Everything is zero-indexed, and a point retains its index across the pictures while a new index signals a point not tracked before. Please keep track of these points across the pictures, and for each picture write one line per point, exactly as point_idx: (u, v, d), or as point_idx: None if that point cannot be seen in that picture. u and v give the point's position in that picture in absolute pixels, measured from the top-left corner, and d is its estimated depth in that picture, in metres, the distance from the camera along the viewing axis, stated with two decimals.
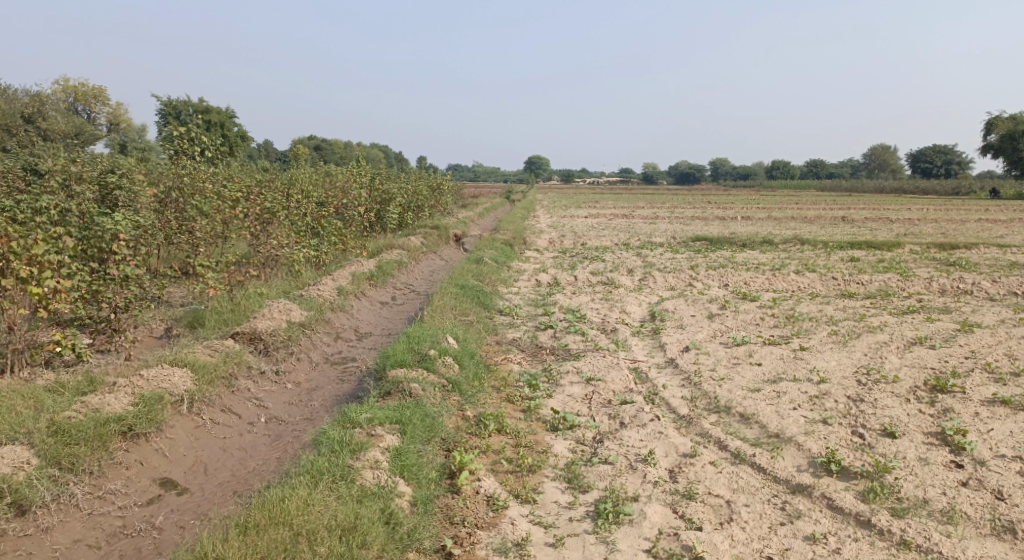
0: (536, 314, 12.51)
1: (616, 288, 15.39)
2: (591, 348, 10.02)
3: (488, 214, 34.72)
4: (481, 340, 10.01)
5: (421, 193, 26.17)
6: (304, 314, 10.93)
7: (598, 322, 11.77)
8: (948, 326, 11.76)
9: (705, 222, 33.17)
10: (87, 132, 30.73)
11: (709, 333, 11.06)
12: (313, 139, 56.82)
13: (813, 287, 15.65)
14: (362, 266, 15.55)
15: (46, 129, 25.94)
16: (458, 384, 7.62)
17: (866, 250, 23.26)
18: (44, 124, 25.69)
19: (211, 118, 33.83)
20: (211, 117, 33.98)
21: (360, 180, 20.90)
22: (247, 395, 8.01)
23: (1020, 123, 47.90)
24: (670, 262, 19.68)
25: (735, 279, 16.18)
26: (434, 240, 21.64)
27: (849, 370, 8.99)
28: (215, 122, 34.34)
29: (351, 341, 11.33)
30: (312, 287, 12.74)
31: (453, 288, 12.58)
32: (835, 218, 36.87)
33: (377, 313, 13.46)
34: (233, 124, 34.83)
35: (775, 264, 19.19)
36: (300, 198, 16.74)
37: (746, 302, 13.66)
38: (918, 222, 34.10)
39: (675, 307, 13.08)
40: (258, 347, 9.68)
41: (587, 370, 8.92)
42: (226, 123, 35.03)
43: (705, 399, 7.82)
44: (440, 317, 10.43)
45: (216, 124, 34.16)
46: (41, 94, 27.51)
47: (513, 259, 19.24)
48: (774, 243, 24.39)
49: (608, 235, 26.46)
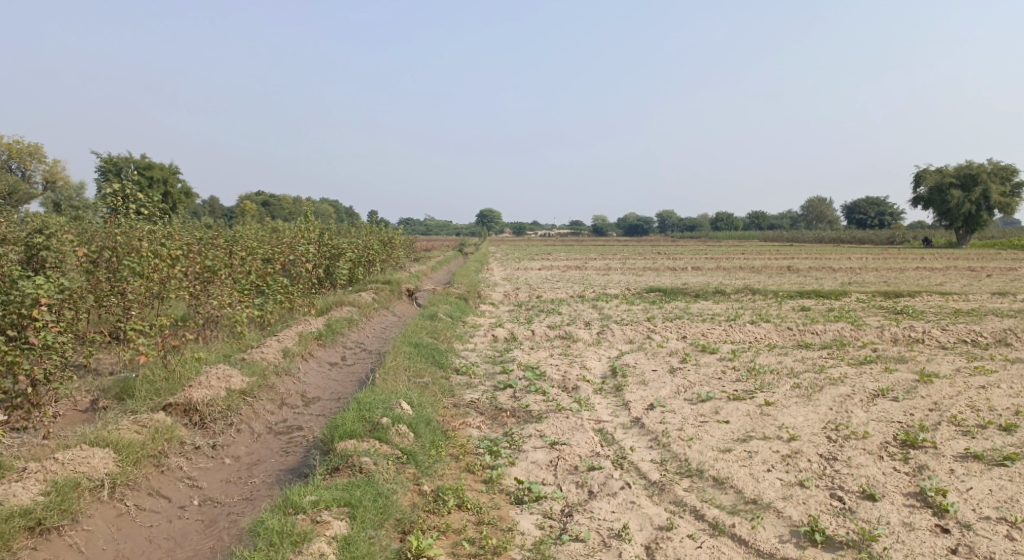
0: (494, 372, 12.06)
1: (574, 342, 15.07)
2: (553, 408, 9.59)
3: (440, 267, 34.33)
4: (437, 403, 9.50)
5: (371, 247, 25.66)
6: (246, 380, 10.33)
7: (558, 379, 11.36)
8: (907, 376, 11.67)
9: (656, 273, 33.30)
10: (22, 191, 29.57)
11: (673, 389, 10.75)
12: (261, 194, 55.99)
13: (770, 337, 15.55)
14: (310, 325, 14.93)
15: None
16: (413, 455, 7.10)
17: (815, 299, 23.48)
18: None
19: (154, 174, 32.96)
20: (154, 173, 33.11)
21: (308, 236, 20.34)
22: (178, 476, 7.53)
23: (947, 175, 49.89)
24: (626, 314, 19.49)
25: (692, 331, 16.00)
26: (385, 295, 21.09)
27: (818, 425, 8.74)
28: (158, 179, 33.47)
29: (298, 407, 10.76)
30: (255, 350, 12.09)
31: (406, 346, 12.06)
32: (780, 267, 37.44)
33: (326, 375, 12.85)
34: (178, 181, 34.00)
35: (729, 314, 19.14)
36: (244, 256, 16.14)
37: (705, 355, 13.44)
38: (859, 271, 34.83)
39: (635, 362, 12.78)
40: (193, 420, 9.13)
41: (550, 433, 8.48)
42: (170, 180, 34.17)
43: (676, 462, 7.45)
44: (393, 380, 9.90)
45: (158, 181, 33.28)
46: None
47: (467, 314, 18.79)
48: (726, 294, 24.47)
49: (562, 287, 26.25)
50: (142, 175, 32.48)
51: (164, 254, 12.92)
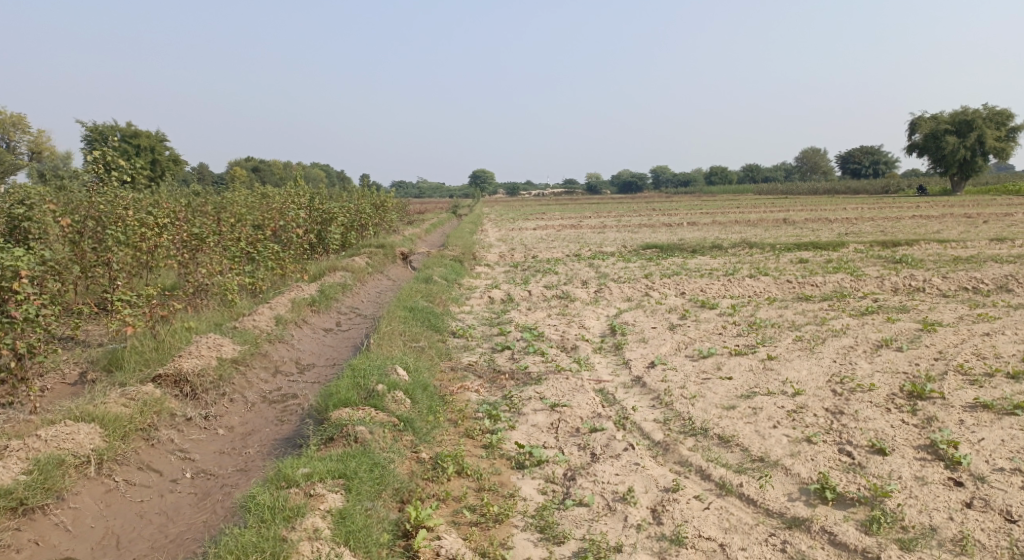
0: (491, 334, 11.86)
1: (572, 301, 14.86)
2: (552, 370, 9.40)
3: (435, 230, 34.01)
4: (433, 367, 9.30)
5: (364, 211, 25.29)
6: (237, 349, 10.09)
7: (556, 340, 11.17)
8: (910, 325, 11.49)
9: (652, 230, 33.00)
10: (9, 162, 29.01)
11: (673, 347, 10.56)
12: (252, 160, 55.27)
13: (769, 291, 15.34)
14: (303, 291, 14.67)
15: None
16: (410, 421, 6.90)
17: (813, 251, 23.27)
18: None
19: (141, 143, 32.37)
20: (142, 141, 32.55)
21: (299, 201, 19.96)
22: (169, 448, 7.33)
23: (941, 122, 49.32)
24: (624, 271, 19.26)
25: (691, 287, 15.79)
26: (379, 259, 20.80)
27: (822, 379, 8.57)
28: (146, 147, 32.89)
29: (292, 375, 10.56)
30: (247, 318, 11.84)
31: (401, 310, 11.83)
32: (776, 220, 37.14)
33: (320, 342, 12.63)
34: (166, 149, 33.41)
35: (727, 269, 18.92)
36: (233, 223, 15.82)
37: (705, 311, 13.24)
38: (856, 222, 34.58)
39: (634, 320, 12.58)
40: (184, 391, 8.90)
41: (550, 395, 8.29)
42: (158, 147, 33.57)
43: (680, 422, 7.28)
44: (388, 345, 9.68)
45: (146, 149, 32.70)
46: None
47: (462, 276, 18.53)
48: (723, 248, 24.23)
49: (558, 247, 25.96)
50: (129, 144, 31.90)
51: (150, 223, 12.61)
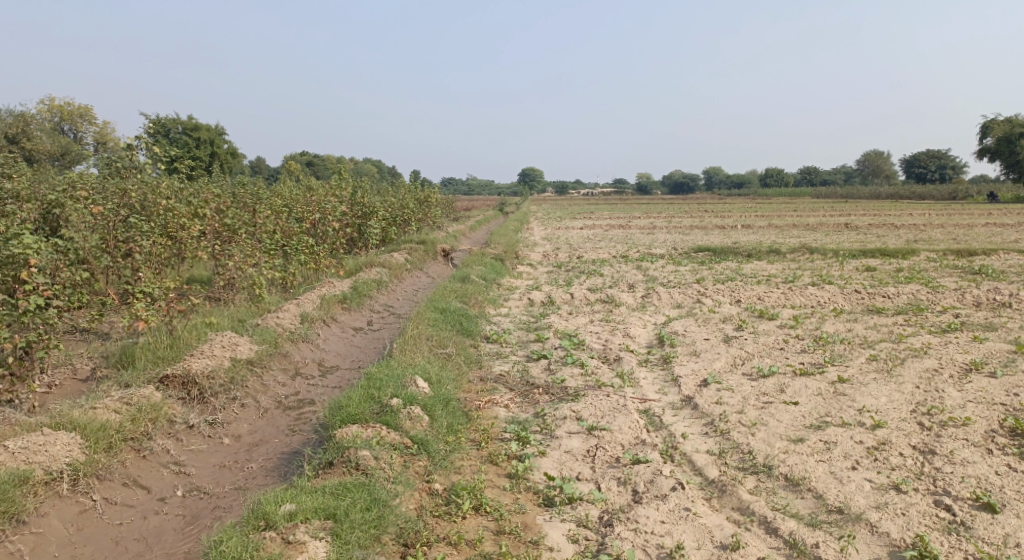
0: (528, 340, 10.94)
1: (617, 306, 13.84)
2: (591, 385, 8.43)
3: (481, 227, 33.24)
4: (460, 378, 8.42)
5: (407, 206, 24.57)
6: (254, 349, 9.35)
7: (598, 350, 10.17)
8: (1001, 347, 10.19)
9: (705, 232, 31.66)
10: (71, 152, 29.17)
11: (729, 362, 9.49)
12: (306, 154, 55.38)
13: (835, 301, 14.06)
14: (334, 287, 13.95)
15: (31, 149, 24.49)
16: (425, 443, 6.02)
17: (880, 259, 21.77)
18: (27, 144, 24.29)
19: (200, 135, 32.43)
20: (200, 133, 32.58)
21: (339, 194, 19.32)
22: (163, 461, 6.57)
23: (1016, 126, 46.54)
24: (675, 275, 18.13)
25: (747, 295, 14.60)
26: (419, 255, 20.04)
27: (905, 409, 7.44)
28: (204, 139, 32.90)
29: (312, 378, 9.78)
30: (270, 315, 11.11)
31: (432, 313, 11.00)
32: (837, 225, 35.33)
33: (348, 342, 11.87)
34: (224, 142, 33.38)
35: (787, 276, 17.66)
36: (268, 214, 15.15)
37: (764, 321, 12.08)
38: (925, 229, 32.68)
39: (685, 329, 11.51)
40: (192, 393, 8.16)
41: (589, 415, 7.33)
42: (216, 140, 33.47)
43: (738, 456, 6.27)
44: (412, 352, 8.82)
45: (205, 142, 32.77)
46: (23, 113, 26.20)
47: (503, 276, 17.65)
48: (782, 253, 22.85)
49: (606, 247, 24.89)
50: (188, 136, 31.95)
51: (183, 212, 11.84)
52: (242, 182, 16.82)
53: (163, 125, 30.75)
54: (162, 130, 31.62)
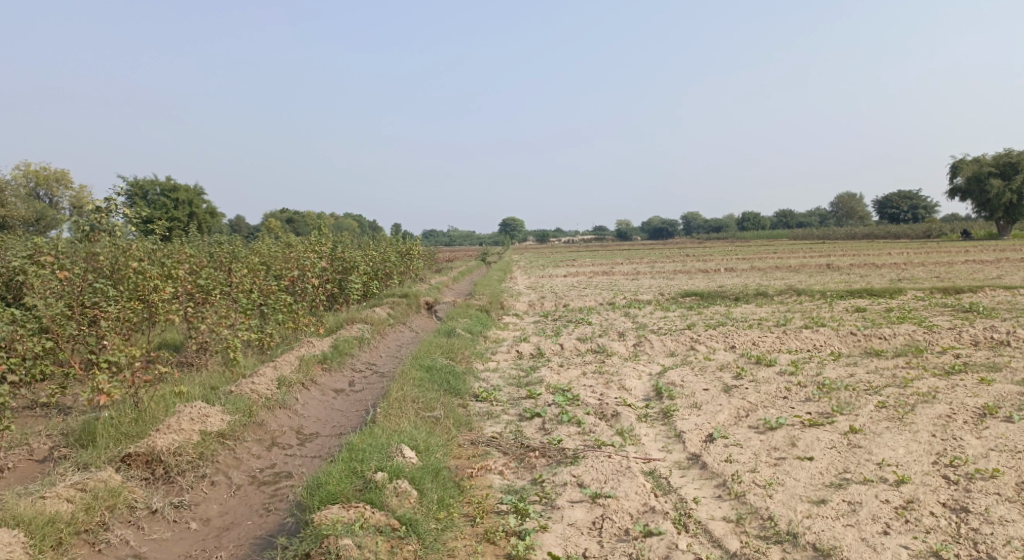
0: (519, 397, 10.39)
1: (609, 357, 13.36)
2: (590, 445, 7.89)
3: (465, 279, 32.81)
4: (450, 443, 7.86)
5: (389, 260, 24.08)
6: (226, 419, 8.74)
7: (594, 406, 9.65)
8: (1011, 388, 9.78)
9: (689, 277, 31.42)
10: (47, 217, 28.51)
11: (733, 415, 8.99)
12: (286, 211, 54.90)
13: (832, 345, 13.65)
14: (314, 347, 13.37)
15: (5, 217, 23.87)
16: (413, 524, 5.58)
17: (868, 299, 21.51)
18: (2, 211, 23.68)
19: (178, 196, 31.90)
20: (179, 194, 32.07)
21: (319, 250, 18.81)
22: (121, 554, 6.20)
23: (985, 164, 47.24)
24: (665, 322, 17.72)
25: (742, 340, 14.17)
26: (401, 310, 19.48)
27: (927, 460, 6.97)
28: (183, 200, 32.37)
29: (290, 448, 9.16)
30: (245, 381, 10.50)
31: (417, 372, 10.45)
32: (820, 266, 35.26)
33: (329, 406, 11.26)
34: (203, 202, 32.85)
35: (778, 319, 17.30)
36: (244, 272, 14.61)
37: (762, 369, 11.62)
38: (906, 267, 32.66)
39: (682, 380, 11.03)
40: (157, 473, 7.62)
41: (591, 481, 6.79)
42: (195, 200, 32.83)
43: (758, 523, 5.76)
44: (397, 417, 8.25)
45: (183, 203, 32.20)
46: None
47: (489, 328, 17.14)
48: (769, 296, 22.56)
49: (591, 295, 24.49)
50: (166, 198, 31.44)
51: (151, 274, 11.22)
52: (218, 242, 16.26)
53: (141, 187, 30.27)
54: (139, 192, 31.07)
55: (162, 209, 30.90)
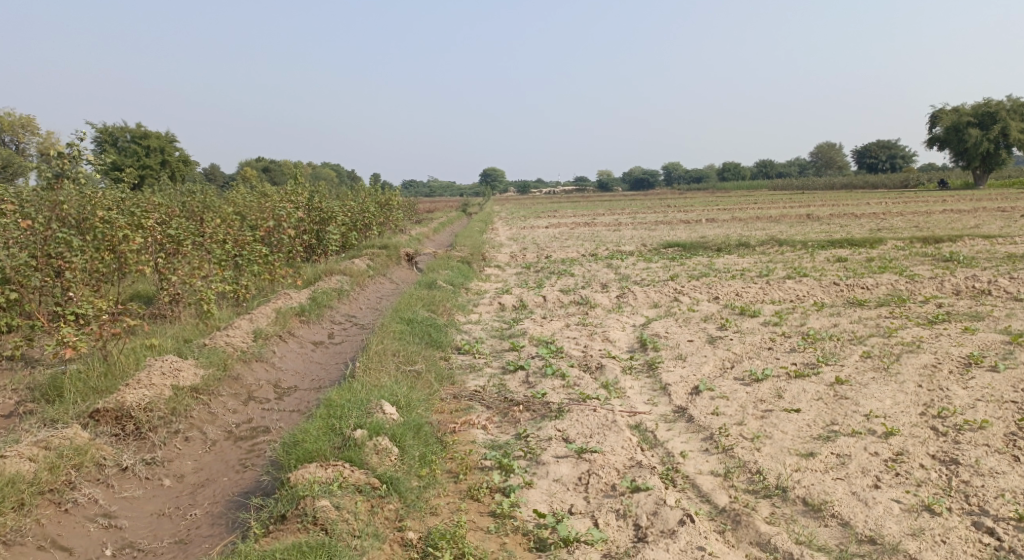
0: (501, 350, 10.24)
1: (592, 308, 13.21)
2: (575, 399, 7.75)
3: (445, 229, 32.46)
4: (431, 398, 7.68)
5: (368, 210, 23.65)
6: (199, 374, 8.50)
7: (578, 358, 9.50)
8: (995, 337, 9.76)
9: (670, 227, 31.29)
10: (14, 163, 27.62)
11: (718, 367, 8.88)
12: (262, 160, 53.83)
13: (815, 295, 13.58)
14: (292, 299, 13.07)
15: None
16: (394, 482, 5.42)
17: (849, 249, 21.48)
18: None
19: (150, 143, 31.05)
20: (151, 141, 31.20)
21: (295, 199, 18.36)
22: (90, 514, 6.01)
23: (964, 113, 47.15)
24: (647, 273, 17.58)
25: (725, 291, 14.07)
26: (381, 261, 19.17)
27: (914, 411, 6.91)
28: (155, 147, 31.49)
29: (268, 403, 8.94)
30: (220, 334, 10.23)
31: (397, 325, 10.23)
32: (799, 216, 35.24)
33: (307, 358, 11.04)
34: (176, 149, 31.98)
35: (761, 269, 17.22)
36: (217, 223, 14.21)
37: (746, 319, 11.52)
38: (885, 217, 32.73)
39: (666, 331, 10.90)
40: (127, 429, 7.37)
41: (575, 435, 6.67)
42: (168, 147, 31.88)
43: (746, 477, 5.67)
44: (377, 371, 8.05)
45: (156, 150, 31.33)
46: None
47: (470, 280, 16.90)
48: (751, 246, 22.46)
49: (572, 246, 24.28)
50: (137, 145, 30.63)
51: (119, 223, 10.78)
52: (191, 190, 15.77)
53: (110, 133, 29.37)
54: (109, 139, 30.23)
55: (133, 156, 30.10)
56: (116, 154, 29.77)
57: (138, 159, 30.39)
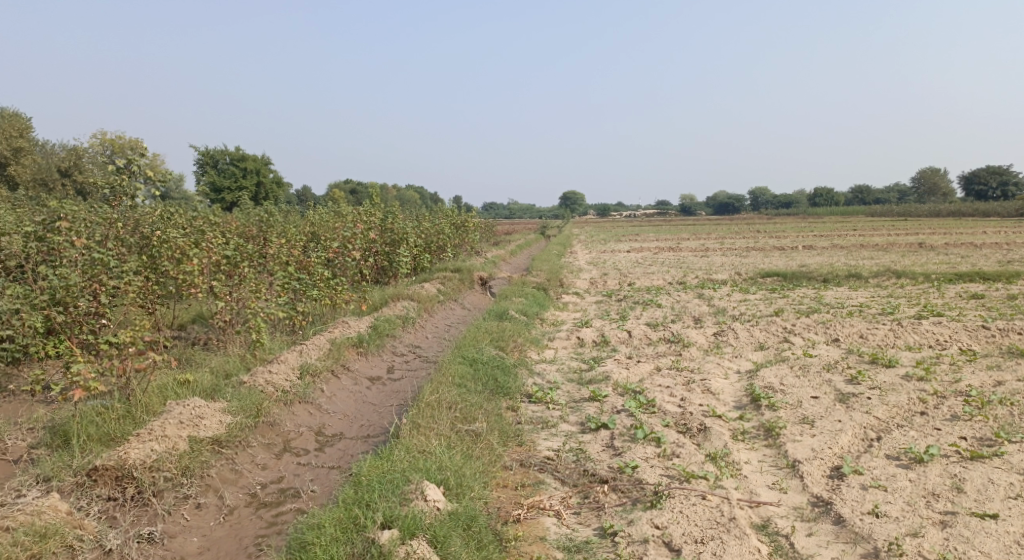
0: (581, 399, 8.55)
1: (687, 348, 11.39)
2: (677, 477, 5.97)
3: (524, 253, 31.01)
4: (492, 468, 6.06)
5: (443, 232, 22.41)
6: (225, 422, 7.10)
7: (674, 417, 7.69)
8: None
9: (765, 254, 28.83)
10: None
11: (859, 440, 6.93)
12: (350, 182, 53.91)
13: (959, 340, 11.30)
14: (351, 327, 11.71)
15: (81, 183, 23.21)
16: None
17: (981, 283, 18.79)
18: (80, 177, 23.05)
19: (247, 165, 30.84)
20: (248, 164, 30.99)
21: (367, 219, 17.18)
22: None
23: None
24: (748, 306, 15.56)
25: (846, 332, 11.94)
26: (453, 286, 17.81)
27: None
28: (250, 169, 31.29)
29: (305, 456, 7.45)
30: (260, 368, 8.88)
31: (458, 369, 8.69)
32: (910, 244, 32.12)
33: (359, 398, 9.62)
34: (270, 171, 31.73)
35: (882, 306, 14.94)
36: (279, 242, 12.97)
37: (881, 372, 9.44)
38: (1009, 248, 29.35)
39: (784, 384, 8.96)
40: (127, 494, 6.07)
41: (682, 539, 5.06)
42: (263, 169, 31.70)
43: None
44: (426, 432, 6.49)
45: (252, 172, 31.14)
46: (76, 147, 24.88)
47: (547, 309, 15.33)
48: (864, 278, 20.02)
49: (659, 273, 22.36)
50: (235, 167, 30.59)
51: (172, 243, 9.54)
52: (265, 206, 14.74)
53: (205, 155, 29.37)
54: (208, 160, 30.40)
55: (230, 179, 30.12)
56: (213, 174, 29.83)
57: (234, 180, 30.31)
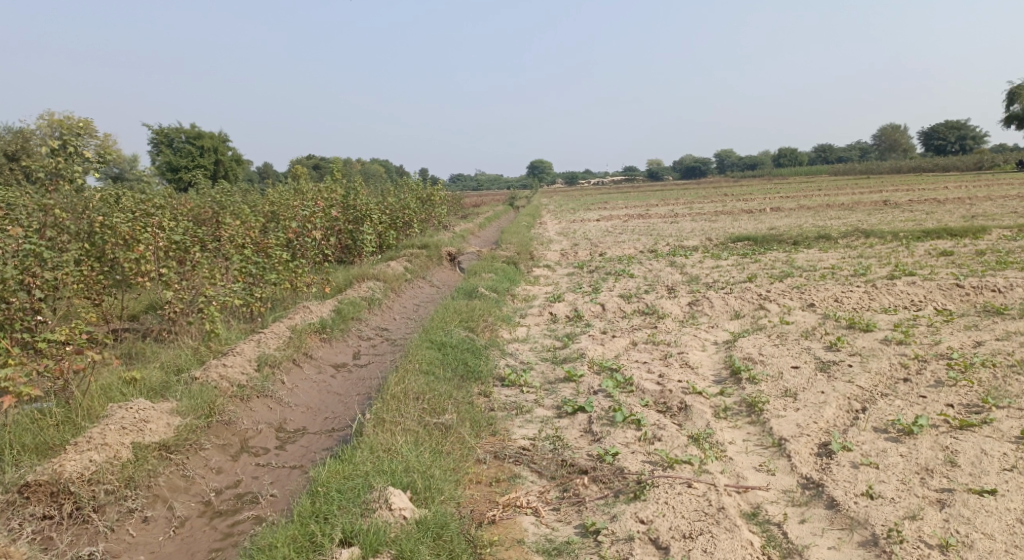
0: (556, 380, 8.20)
1: (662, 319, 11.08)
2: (658, 463, 5.65)
3: (493, 226, 30.52)
4: (463, 464, 5.69)
5: (409, 207, 21.81)
6: (174, 424, 6.64)
7: (653, 395, 7.37)
8: None
9: (733, 218, 28.67)
10: None
11: (845, 412, 6.67)
12: (312, 158, 52.71)
13: (934, 300, 11.13)
14: (314, 312, 11.20)
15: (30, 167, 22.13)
16: None
17: (948, 240, 18.76)
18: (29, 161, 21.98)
19: (205, 143, 29.78)
20: (205, 142, 29.91)
21: (328, 197, 16.55)
22: None
23: None
24: (721, 273, 15.32)
25: (822, 295, 11.71)
26: (421, 263, 17.31)
27: None
28: (208, 147, 30.21)
29: (265, 455, 7.02)
30: (214, 362, 8.36)
31: (426, 355, 8.27)
32: (874, 202, 32.21)
33: (324, 388, 9.17)
34: (229, 148, 30.68)
35: (855, 267, 14.78)
36: (234, 224, 12.32)
37: (860, 337, 9.22)
38: (971, 202, 29.52)
39: (763, 354, 8.69)
40: (64, 511, 5.65)
41: (668, 534, 4.80)
42: (222, 148, 30.67)
43: None
44: (392, 428, 6.08)
45: (210, 151, 30.10)
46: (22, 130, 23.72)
47: (517, 284, 14.94)
48: (834, 238, 19.91)
49: (629, 241, 22.08)
50: (193, 146, 29.51)
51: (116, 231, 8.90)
52: (222, 187, 14.07)
53: (160, 134, 28.27)
54: (164, 140, 29.29)
55: (188, 158, 29.06)
56: (169, 154, 28.65)
57: (192, 159, 29.23)
